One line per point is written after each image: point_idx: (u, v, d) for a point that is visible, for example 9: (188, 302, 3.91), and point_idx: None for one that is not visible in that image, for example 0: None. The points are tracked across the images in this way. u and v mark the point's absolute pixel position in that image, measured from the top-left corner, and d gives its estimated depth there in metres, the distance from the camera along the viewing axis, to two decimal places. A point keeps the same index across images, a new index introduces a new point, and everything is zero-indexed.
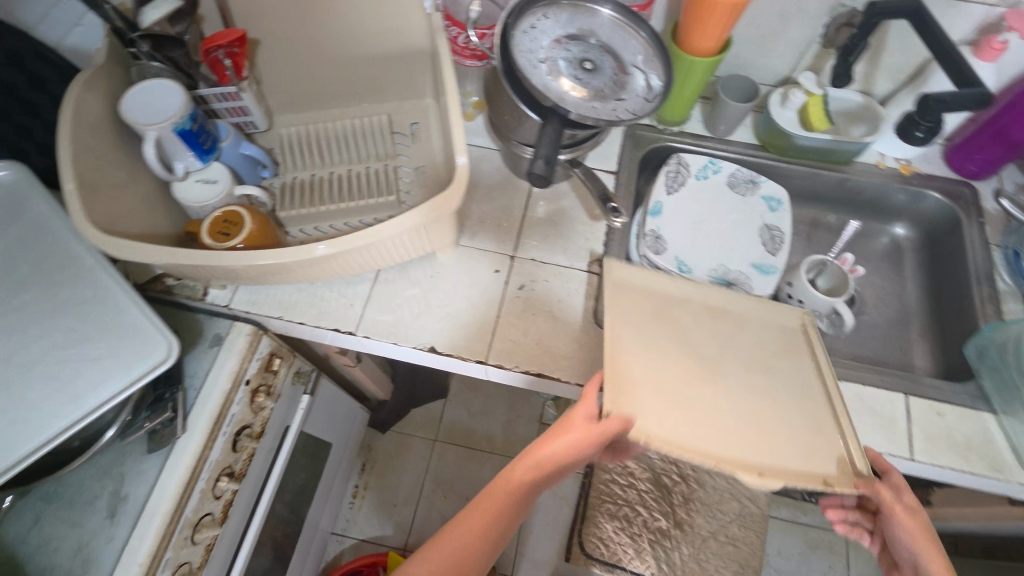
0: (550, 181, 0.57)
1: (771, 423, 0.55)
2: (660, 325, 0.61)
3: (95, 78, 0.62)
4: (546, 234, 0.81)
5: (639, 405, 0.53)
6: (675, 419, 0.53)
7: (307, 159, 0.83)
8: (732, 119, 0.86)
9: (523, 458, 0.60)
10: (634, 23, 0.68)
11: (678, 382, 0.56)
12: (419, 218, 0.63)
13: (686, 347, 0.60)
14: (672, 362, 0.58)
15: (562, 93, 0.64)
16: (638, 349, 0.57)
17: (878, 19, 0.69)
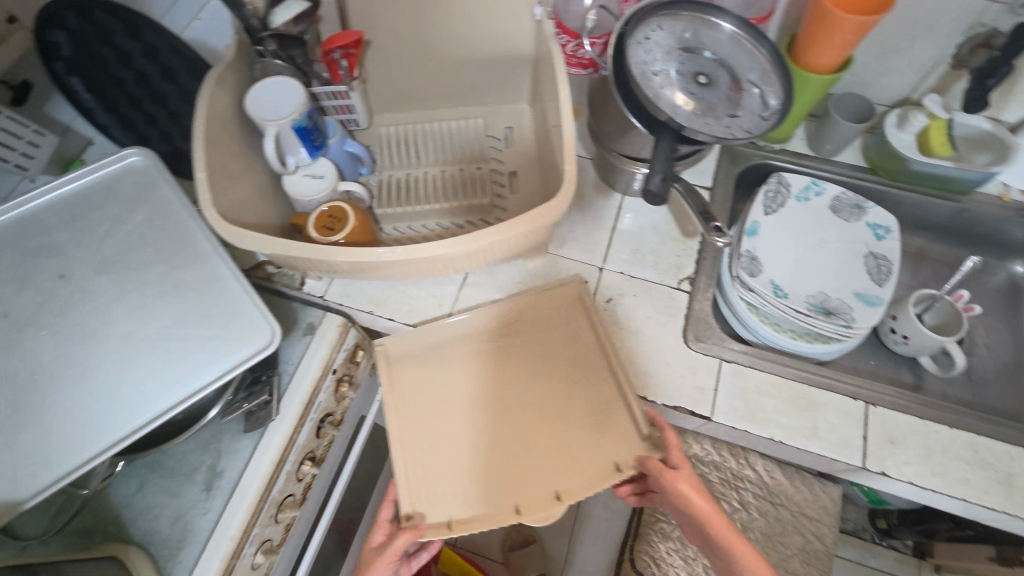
0: (663, 199, 0.56)
1: (566, 433, 0.67)
2: (440, 366, 0.73)
3: (225, 74, 0.66)
4: (636, 247, 0.79)
5: (443, 485, 0.65)
6: (427, 480, 0.65)
7: (404, 158, 0.86)
8: (841, 139, 0.82)
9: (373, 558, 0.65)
10: (754, 38, 0.65)
11: (418, 439, 0.68)
12: (519, 226, 0.62)
13: (418, 387, 0.71)
14: (460, 411, 0.70)
15: (674, 107, 0.62)
16: (390, 416, 0.69)
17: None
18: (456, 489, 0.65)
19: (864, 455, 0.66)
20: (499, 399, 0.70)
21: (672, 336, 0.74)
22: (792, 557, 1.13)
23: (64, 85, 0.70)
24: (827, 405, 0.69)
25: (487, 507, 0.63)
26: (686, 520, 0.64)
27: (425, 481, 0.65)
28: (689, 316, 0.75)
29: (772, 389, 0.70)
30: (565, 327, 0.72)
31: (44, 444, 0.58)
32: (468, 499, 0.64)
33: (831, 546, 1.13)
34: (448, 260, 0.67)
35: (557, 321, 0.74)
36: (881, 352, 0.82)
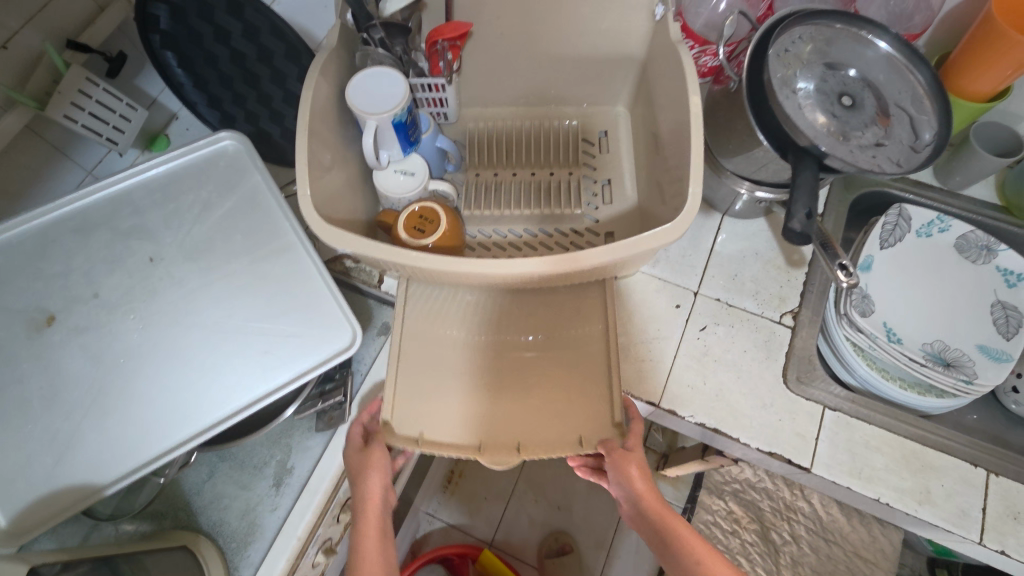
0: (806, 240, 0.50)
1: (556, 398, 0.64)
2: (454, 311, 0.69)
3: (328, 62, 0.63)
4: (733, 273, 0.74)
5: (426, 410, 0.63)
6: (427, 413, 0.63)
7: (491, 157, 0.82)
8: (974, 172, 0.74)
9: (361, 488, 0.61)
10: (910, 62, 0.59)
11: (424, 374, 0.65)
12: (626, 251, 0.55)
13: (432, 330, 0.67)
14: (454, 352, 0.67)
15: (816, 131, 0.56)
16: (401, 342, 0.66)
17: None
18: (432, 424, 0.63)
19: (982, 529, 0.60)
20: (502, 350, 0.68)
21: (770, 374, 0.68)
22: None
23: (158, 58, 0.70)
24: (942, 468, 0.63)
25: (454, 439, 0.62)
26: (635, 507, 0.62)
27: (425, 408, 0.64)
28: (790, 355, 0.69)
29: (880, 444, 0.64)
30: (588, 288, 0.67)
31: (127, 430, 0.59)
32: (466, 424, 0.63)
33: None
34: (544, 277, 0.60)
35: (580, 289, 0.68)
36: (994, 409, 0.75)
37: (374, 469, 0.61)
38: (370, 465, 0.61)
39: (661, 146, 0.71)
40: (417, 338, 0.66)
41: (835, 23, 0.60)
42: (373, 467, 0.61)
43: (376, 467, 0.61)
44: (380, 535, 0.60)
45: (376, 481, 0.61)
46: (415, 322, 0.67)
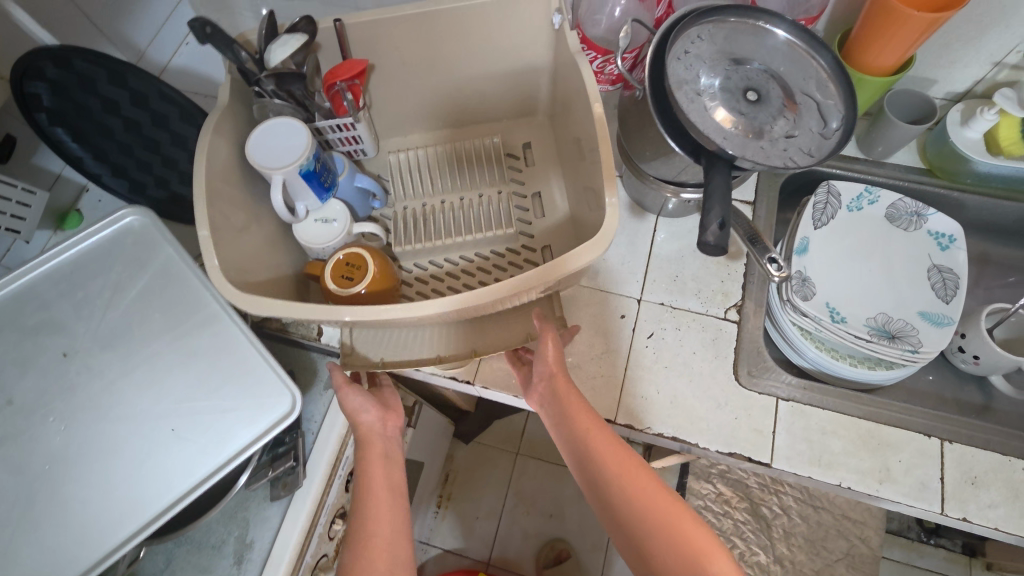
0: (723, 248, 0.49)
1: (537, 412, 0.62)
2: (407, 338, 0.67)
3: (223, 122, 0.60)
4: (674, 274, 0.74)
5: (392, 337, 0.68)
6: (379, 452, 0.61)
7: (417, 187, 0.79)
8: (894, 141, 0.74)
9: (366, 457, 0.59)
10: (810, 47, 0.59)
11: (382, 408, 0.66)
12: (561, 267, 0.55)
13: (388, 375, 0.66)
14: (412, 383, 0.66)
15: (724, 133, 0.55)
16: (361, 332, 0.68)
17: None
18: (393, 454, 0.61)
19: (943, 498, 0.61)
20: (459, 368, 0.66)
21: (722, 372, 0.68)
22: (835, 562, 1.12)
23: (49, 136, 0.65)
24: (898, 443, 0.63)
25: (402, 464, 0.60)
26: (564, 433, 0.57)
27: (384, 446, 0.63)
28: (739, 350, 0.69)
29: (836, 427, 0.64)
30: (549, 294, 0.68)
31: (61, 541, 0.55)
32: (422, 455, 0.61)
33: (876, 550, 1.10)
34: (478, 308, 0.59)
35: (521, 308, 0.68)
36: (944, 369, 0.76)
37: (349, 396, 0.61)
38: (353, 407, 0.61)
39: (583, 154, 0.69)
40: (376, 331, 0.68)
41: (731, 16, 0.59)
42: (348, 386, 0.61)
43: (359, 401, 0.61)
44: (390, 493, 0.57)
45: (372, 430, 0.61)
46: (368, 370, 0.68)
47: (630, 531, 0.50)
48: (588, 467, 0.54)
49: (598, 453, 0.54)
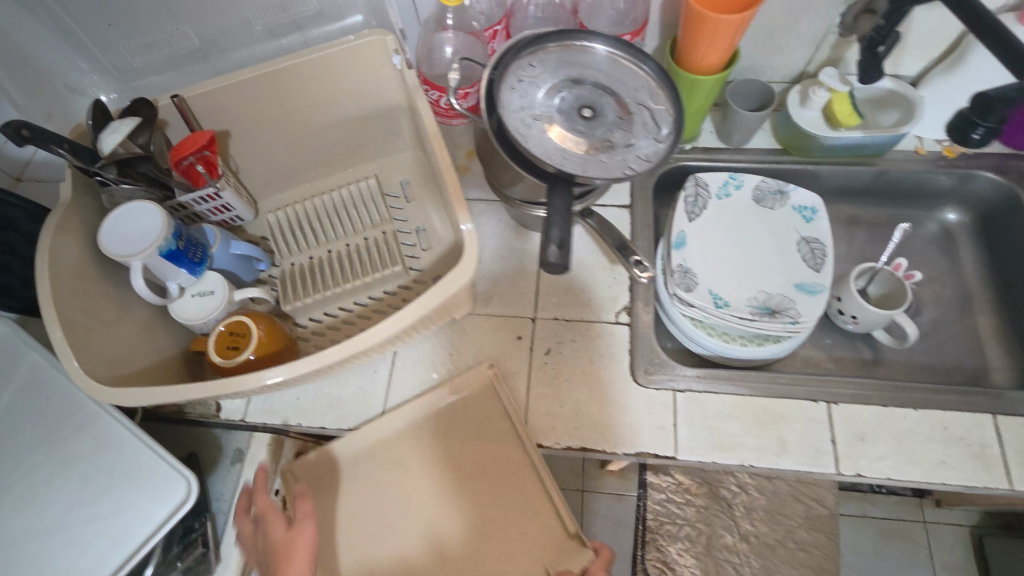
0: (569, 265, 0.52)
1: (454, 553, 0.64)
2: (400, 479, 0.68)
3: (67, 218, 0.59)
4: (565, 287, 0.75)
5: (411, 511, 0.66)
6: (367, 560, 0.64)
7: (300, 242, 0.78)
8: (747, 129, 0.78)
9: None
10: (634, 56, 0.62)
11: (370, 508, 0.66)
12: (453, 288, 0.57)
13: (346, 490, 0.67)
14: (387, 474, 0.67)
15: (564, 152, 0.58)
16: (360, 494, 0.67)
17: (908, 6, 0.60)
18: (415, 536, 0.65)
19: (836, 459, 0.63)
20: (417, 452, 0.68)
21: (620, 374, 0.70)
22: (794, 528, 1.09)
23: None
24: (788, 413, 0.66)
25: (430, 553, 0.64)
26: None
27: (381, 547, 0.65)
28: (633, 350, 0.71)
29: (730, 409, 0.67)
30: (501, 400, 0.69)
31: None
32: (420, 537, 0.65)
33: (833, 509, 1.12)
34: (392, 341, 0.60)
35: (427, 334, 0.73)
36: (834, 331, 0.80)
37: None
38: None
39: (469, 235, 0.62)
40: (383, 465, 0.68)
41: (554, 39, 0.62)
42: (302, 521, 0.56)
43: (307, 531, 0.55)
44: None
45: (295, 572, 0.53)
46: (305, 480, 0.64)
47: None
48: None
49: None
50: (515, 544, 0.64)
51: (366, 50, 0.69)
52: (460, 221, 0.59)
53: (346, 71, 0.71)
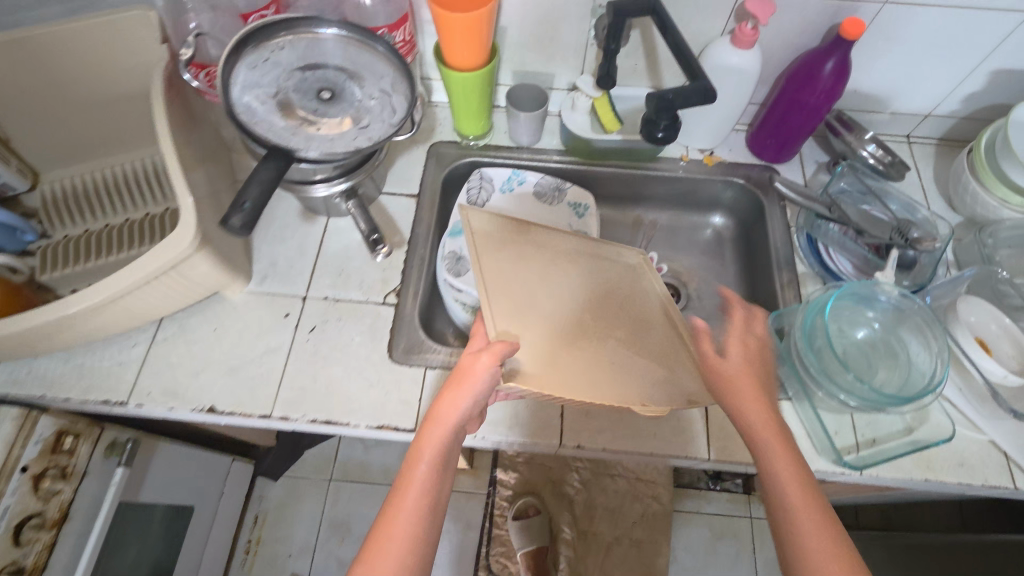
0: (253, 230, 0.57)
1: (568, 355, 0.55)
2: (544, 284, 0.58)
3: None
4: (340, 269, 0.78)
5: (545, 296, 0.58)
6: (526, 361, 0.53)
7: (76, 215, 0.78)
8: (530, 130, 0.85)
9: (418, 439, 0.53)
10: (369, 40, 0.65)
11: (512, 290, 0.56)
12: (185, 245, 0.61)
13: (495, 265, 0.57)
14: (542, 276, 0.59)
15: (294, 130, 0.60)
16: (524, 278, 0.58)
17: (621, 18, 0.66)
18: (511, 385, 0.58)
19: (561, 432, 0.68)
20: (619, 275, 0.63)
21: (379, 353, 0.73)
22: (631, 525, 1.18)
23: None
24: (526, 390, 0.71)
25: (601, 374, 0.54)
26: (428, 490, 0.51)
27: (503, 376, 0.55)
28: (395, 329, 0.74)
29: None
30: (652, 275, 0.62)
31: None
32: (598, 385, 0.53)
33: (665, 505, 1.18)
34: (140, 301, 0.65)
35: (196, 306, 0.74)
36: None
37: (465, 394, 0.53)
38: (461, 390, 0.53)
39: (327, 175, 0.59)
40: (557, 289, 0.59)
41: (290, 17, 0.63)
42: (439, 402, 0.54)
43: (452, 404, 0.53)
44: (426, 486, 0.51)
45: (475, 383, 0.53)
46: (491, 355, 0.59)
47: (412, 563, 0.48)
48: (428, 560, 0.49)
49: (398, 532, 0.49)
50: (621, 355, 0.56)
51: (123, 24, 0.69)
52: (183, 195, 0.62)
53: (105, 43, 0.70)
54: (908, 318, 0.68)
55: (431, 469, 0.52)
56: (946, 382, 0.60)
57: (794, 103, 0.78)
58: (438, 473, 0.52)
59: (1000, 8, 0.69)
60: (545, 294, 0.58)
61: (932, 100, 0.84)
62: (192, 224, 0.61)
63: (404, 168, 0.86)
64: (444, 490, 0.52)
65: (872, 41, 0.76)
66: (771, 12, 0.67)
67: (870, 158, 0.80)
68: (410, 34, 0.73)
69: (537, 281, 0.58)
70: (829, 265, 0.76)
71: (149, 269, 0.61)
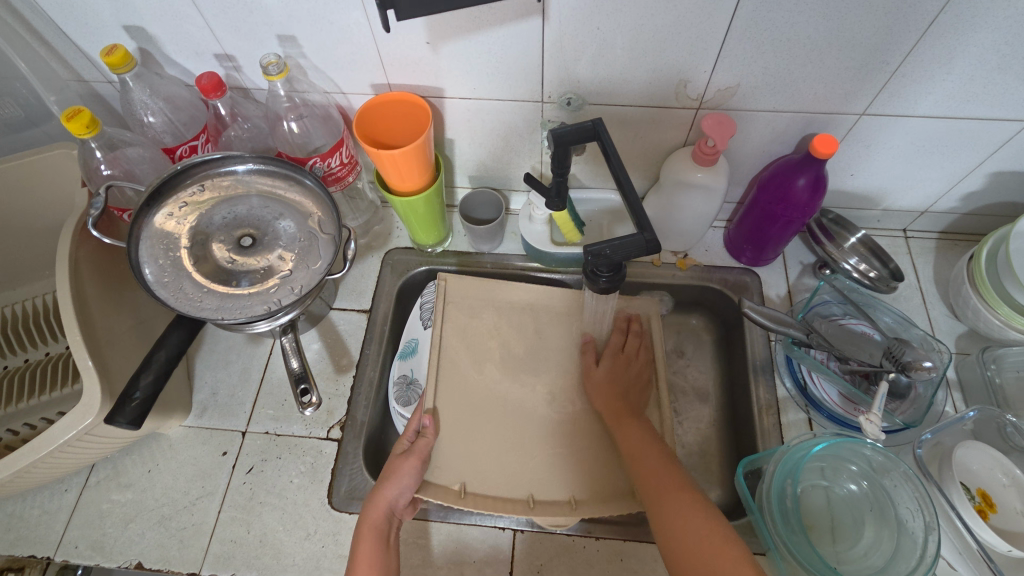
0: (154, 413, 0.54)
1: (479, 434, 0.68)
2: (475, 339, 0.74)
3: None
4: (283, 398, 0.74)
5: (462, 353, 0.73)
6: (473, 454, 0.67)
7: (12, 344, 0.74)
8: (488, 237, 0.80)
9: (369, 511, 0.59)
10: (294, 171, 0.61)
11: (469, 343, 0.73)
12: (93, 411, 0.57)
13: (460, 358, 0.72)
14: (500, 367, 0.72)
15: (205, 290, 0.56)
16: (461, 343, 0.73)
17: (561, 147, 0.58)
18: (461, 457, 0.66)
19: None
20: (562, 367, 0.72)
21: (318, 498, 0.68)
22: None
23: None
24: (473, 545, 0.65)
25: (509, 463, 0.66)
26: (371, 558, 0.56)
27: (451, 454, 0.66)
28: (335, 467, 0.69)
29: (418, 536, 0.65)
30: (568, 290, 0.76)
31: None
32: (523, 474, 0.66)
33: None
34: (62, 461, 0.61)
35: (132, 444, 0.71)
36: None
37: (398, 481, 0.61)
38: (397, 473, 0.61)
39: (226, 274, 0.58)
40: (488, 329, 0.74)
41: (214, 154, 0.59)
42: (383, 474, 0.62)
43: (388, 484, 0.60)
44: (376, 539, 0.57)
45: (399, 481, 0.61)
46: (417, 432, 0.66)
47: None
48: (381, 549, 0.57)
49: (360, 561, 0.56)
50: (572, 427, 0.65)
51: (50, 161, 0.68)
52: (100, 353, 0.59)
53: (36, 179, 0.70)
54: (892, 473, 0.59)
55: (374, 544, 0.57)
56: (938, 561, 0.52)
57: (767, 213, 0.72)
58: (388, 554, 0.58)
59: (993, 116, 0.62)
60: (486, 351, 0.73)
61: (929, 198, 0.76)
62: (99, 391, 0.57)
63: (359, 277, 0.82)
64: (392, 563, 0.58)
65: (852, 148, 0.69)
66: (729, 133, 0.62)
67: (854, 270, 0.75)
68: (348, 156, 0.69)
69: (474, 336, 0.74)
70: (811, 392, 0.69)
71: (56, 441, 0.57)
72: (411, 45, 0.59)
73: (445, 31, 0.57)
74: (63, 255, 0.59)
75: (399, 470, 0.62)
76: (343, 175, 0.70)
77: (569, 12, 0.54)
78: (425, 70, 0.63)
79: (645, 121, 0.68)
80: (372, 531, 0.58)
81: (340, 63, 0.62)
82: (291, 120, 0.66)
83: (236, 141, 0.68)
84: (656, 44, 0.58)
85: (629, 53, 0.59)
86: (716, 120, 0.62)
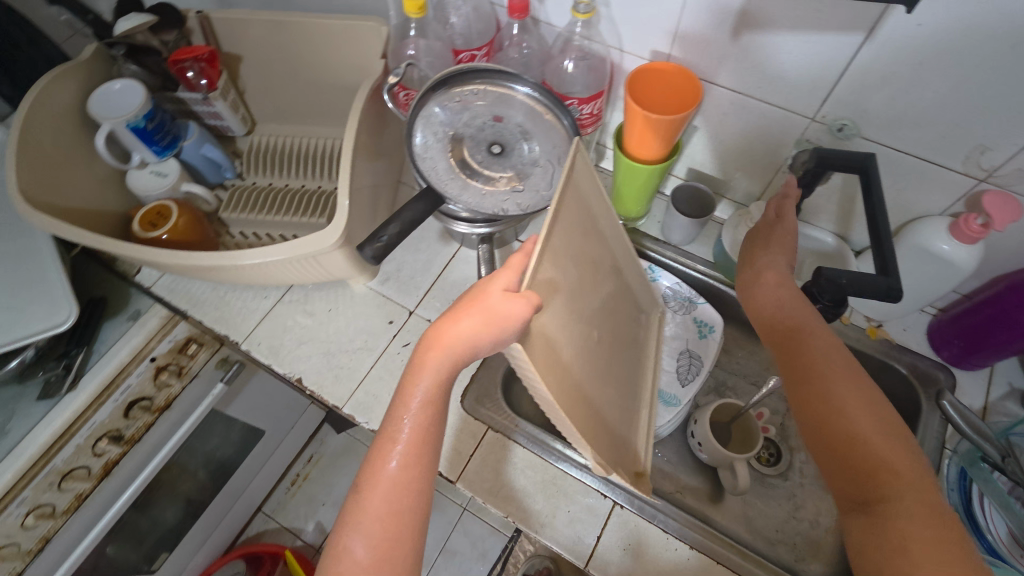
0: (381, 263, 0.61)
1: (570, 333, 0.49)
2: (584, 224, 0.51)
3: (71, 70, 0.74)
4: (452, 298, 0.81)
5: (573, 226, 0.48)
6: (561, 353, 0.47)
7: (268, 168, 0.89)
8: (684, 230, 0.80)
9: (426, 350, 0.46)
10: (557, 108, 0.65)
11: (581, 222, 0.50)
12: (327, 241, 0.66)
13: (567, 245, 0.48)
14: (586, 258, 0.52)
15: (453, 176, 0.63)
16: (574, 221, 0.49)
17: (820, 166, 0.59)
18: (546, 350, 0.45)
19: (589, 554, 0.65)
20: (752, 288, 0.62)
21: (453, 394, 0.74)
22: None
23: None
24: (572, 496, 0.68)
25: (577, 383, 0.49)
26: (421, 430, 0.46)
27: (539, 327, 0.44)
28: (477, 374, 0.75)
29: (527, 465, 0.69)
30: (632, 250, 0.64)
31: None
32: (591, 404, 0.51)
33: None
34: (280, 271, 0.72)
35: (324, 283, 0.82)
36: (687, 453, 0.79)
37: (481, 332, 0.43)
38: (483, 321, 0.43)
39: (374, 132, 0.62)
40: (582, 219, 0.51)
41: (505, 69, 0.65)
42: (456, 315, 0.45)
43: (467, 328, 0.44)
44: (428, 405, 0.46)
45: (484, 334, 0.43)
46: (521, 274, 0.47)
47: (412, 499, 0.45)
48: (424, 424, 0.46)
49: (407, 431, 0.46)
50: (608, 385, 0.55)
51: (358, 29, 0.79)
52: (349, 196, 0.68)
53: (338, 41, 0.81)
54: None
55: (433, 418, 0.47)
56: None
57: (1003, 316, 0.65)
58: (427, 415, 0.47)
59: None
60: (586, 234, 0.52)
61: None
62: (340, 228, 0.66)
63: None
64: (439, 443, 0.48)
65: None
66: (1012, 218, 0.56)
67: None
68: (598, 109, 0.72)
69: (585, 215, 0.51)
70: (975, 516, 0.63)
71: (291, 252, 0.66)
72: (715, 23, 0.60)
73: (757, 19, 0.58)
74: (355, 108, 0.69)
75: (489, 314, 0.43)
76: (585, 124, 0.73)
77: (899, 37, 0.52)
78: (713, 52, 0.63)
79: (910, 174, 0.64)
80: (407, 407, 0.46)
81: (636, 22, 0.65)
82: (570, 59, 0.71)
83: (510, 62, 0.74)
84: (973, 98, 0.54)
85: (937, 102, 0.56)
86: (1001, 198, 0.57)
